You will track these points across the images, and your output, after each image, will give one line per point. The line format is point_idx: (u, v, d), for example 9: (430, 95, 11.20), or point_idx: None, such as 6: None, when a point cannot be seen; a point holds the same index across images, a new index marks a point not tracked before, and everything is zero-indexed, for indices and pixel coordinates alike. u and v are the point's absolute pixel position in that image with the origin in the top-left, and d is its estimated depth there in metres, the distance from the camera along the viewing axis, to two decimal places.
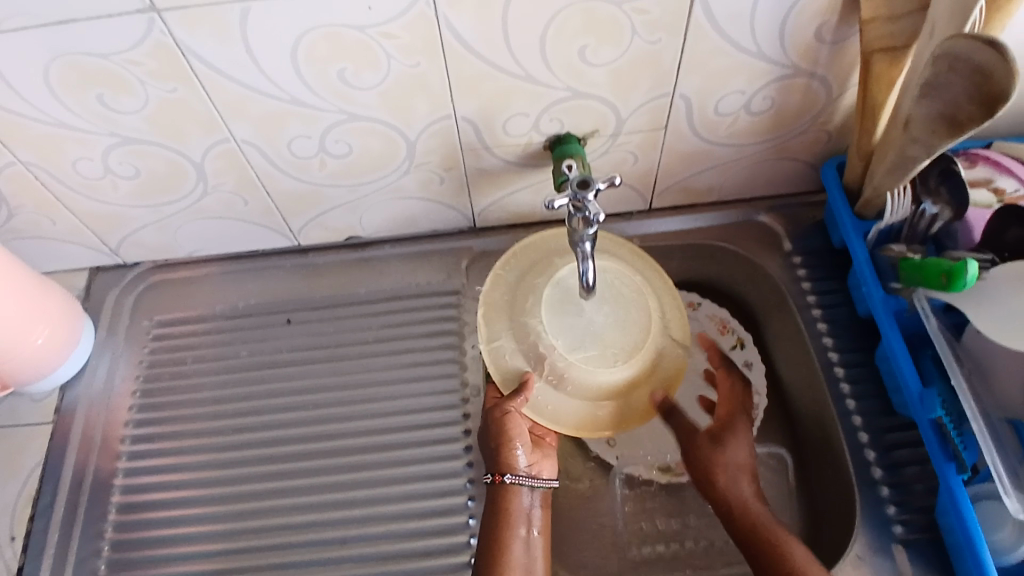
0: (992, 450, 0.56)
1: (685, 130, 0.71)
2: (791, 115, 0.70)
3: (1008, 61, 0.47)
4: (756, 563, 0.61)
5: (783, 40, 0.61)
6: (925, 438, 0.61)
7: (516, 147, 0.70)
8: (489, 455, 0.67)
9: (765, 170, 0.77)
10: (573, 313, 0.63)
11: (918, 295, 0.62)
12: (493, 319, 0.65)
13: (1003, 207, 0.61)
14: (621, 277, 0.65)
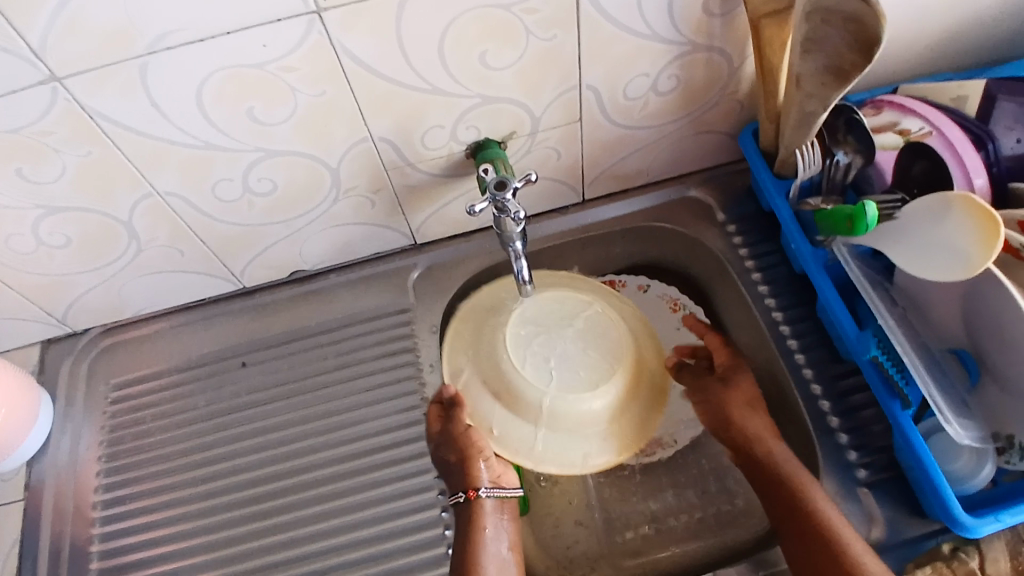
0: (931, 378, 0.58)
1: (600, 118, 0.72)
2: (699, 89, 0.72)
3: (873, 7, 0.50)
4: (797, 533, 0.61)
5: (674, 18, 0.63)
6: (871, 380, 0.62)
7: (438, 159, 0.71)
8: (457, 473, 0.70)
9: (686, 146, 0.79)
10: (546, 347, 0.70)
11: (838, 242, 0.65)
12: (460, 361, 0.74)
13: (910, 144, 0.64)
14: (585, 310, 0.73)
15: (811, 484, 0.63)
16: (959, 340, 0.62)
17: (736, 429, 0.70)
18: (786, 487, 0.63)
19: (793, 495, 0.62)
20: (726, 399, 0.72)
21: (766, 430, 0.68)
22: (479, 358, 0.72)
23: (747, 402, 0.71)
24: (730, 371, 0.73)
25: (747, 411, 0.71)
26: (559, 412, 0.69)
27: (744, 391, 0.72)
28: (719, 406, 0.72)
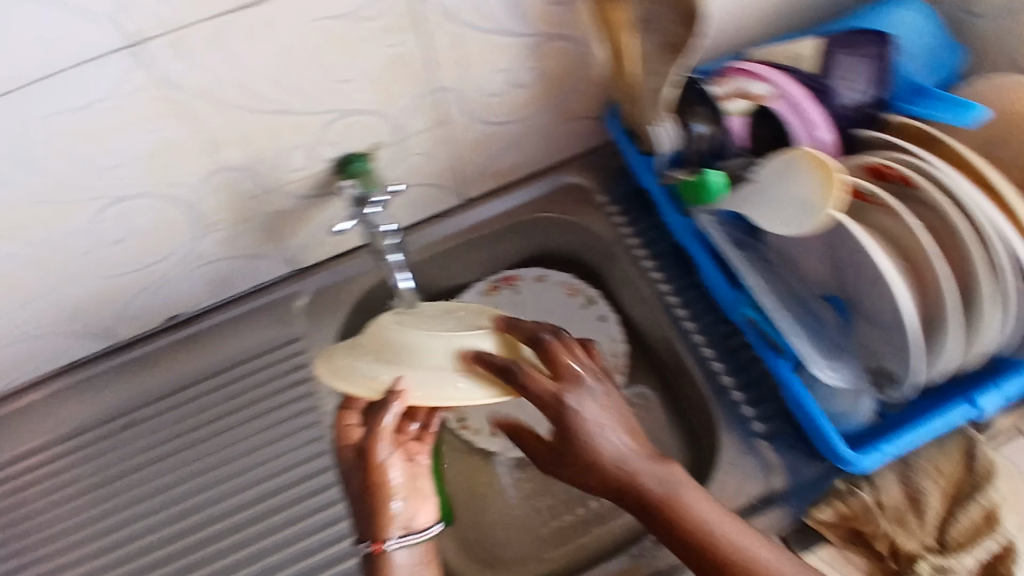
0: (797, 331, 0.63)
1: (463, 119, 0.71)
2: (556, 79, 0.72)
3: None
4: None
5: (516, 12, 0.63)
6: (749, 335, 0.66)
7: (302, 181, 0.69)
8: (362, 518, 0.58)
9: (556, 135, 0.79)
10: (414, 318, 0.58)
11: (699, 211, 0.68)
12: (349, 371, 0.54)
13: (756, 108, 0.66)
14: (443, 304, 0.62)
15: (741, 536, 0.52)
16: (831, 286, 0.63)
17: (609, 475, 0.53)
18: (719, 561, 0.52)
19: (726, 565, 0.51)
20: (590, 440, 0.52)
21: (678, 480, 0.53)
22: (339, 364, 0.55)
23: (614, 443, 0.52)
24: (571, 385, 0.52)
25: (613, 458, 0.52)
26: (443, 371, 0.52)
27: (591, 403, 0.52)
28: (584, 451, 0.52)
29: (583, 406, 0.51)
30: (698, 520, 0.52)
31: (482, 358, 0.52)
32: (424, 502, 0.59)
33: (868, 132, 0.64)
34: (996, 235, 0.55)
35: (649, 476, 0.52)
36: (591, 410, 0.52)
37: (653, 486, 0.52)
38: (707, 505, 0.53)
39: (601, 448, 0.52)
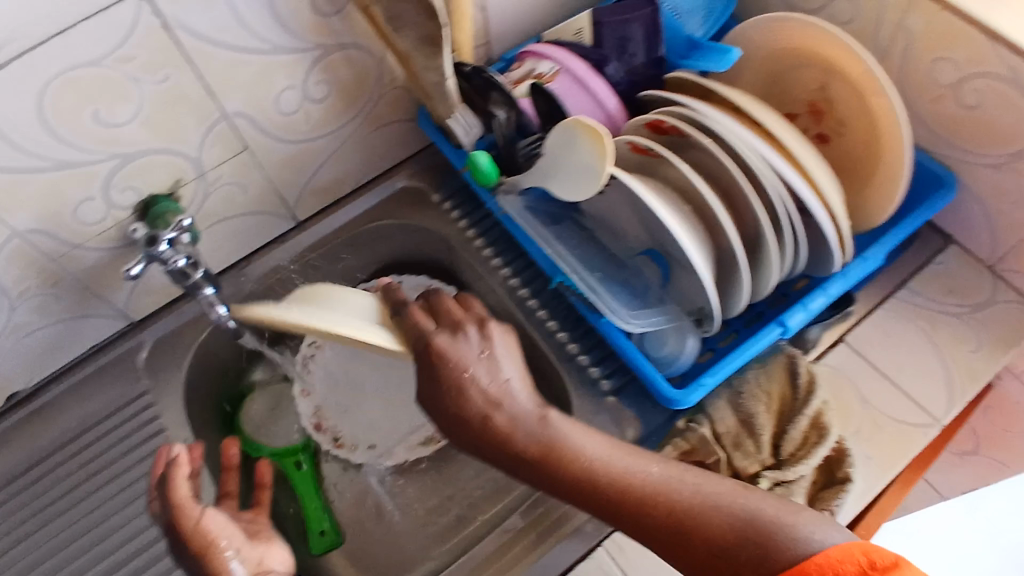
0: (603, 291, 0.66)
1: (268, 141, 0.71)
2: (353, 88, 0.73)
3: None
4: (622, 516, 0.52)
5: (286, 28, 0.63)
6: (580, 302, 0.68)
7: (109, 233, 0.67)
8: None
9: (375, 142, 0.80)
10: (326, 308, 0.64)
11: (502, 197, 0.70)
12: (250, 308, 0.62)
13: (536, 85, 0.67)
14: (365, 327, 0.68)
15: (625, 460, 0.54)
16: (647, 242, 0.67)
17: (482, 429, 0.55)
18: (608, 488, 0.53)
19: (622, 494, 0.52)
20: (458, 388, 0.56)
21: (554, 421, 0.55)
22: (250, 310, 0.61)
23: (485, 393, 0.56)
24: (452, 331, 0.58)
25: (481, 408, 0.56)
26: (348, 309, 0.57)
27: (456, 351, 0.57)
28: (458, 405, 0.56)
29: (453, 349, 0.57)
30: (580, 453, 0.54)
31: (390, 290, 0.62)
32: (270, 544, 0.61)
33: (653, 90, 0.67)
34: (764, 163, 0.59)
35: (523, 420, 0.55)
36: (457, 355, 0.57)
37: (528, 430, 0.55)
38: (588, 437, 0.55)
39: (472, 400, 0.56)
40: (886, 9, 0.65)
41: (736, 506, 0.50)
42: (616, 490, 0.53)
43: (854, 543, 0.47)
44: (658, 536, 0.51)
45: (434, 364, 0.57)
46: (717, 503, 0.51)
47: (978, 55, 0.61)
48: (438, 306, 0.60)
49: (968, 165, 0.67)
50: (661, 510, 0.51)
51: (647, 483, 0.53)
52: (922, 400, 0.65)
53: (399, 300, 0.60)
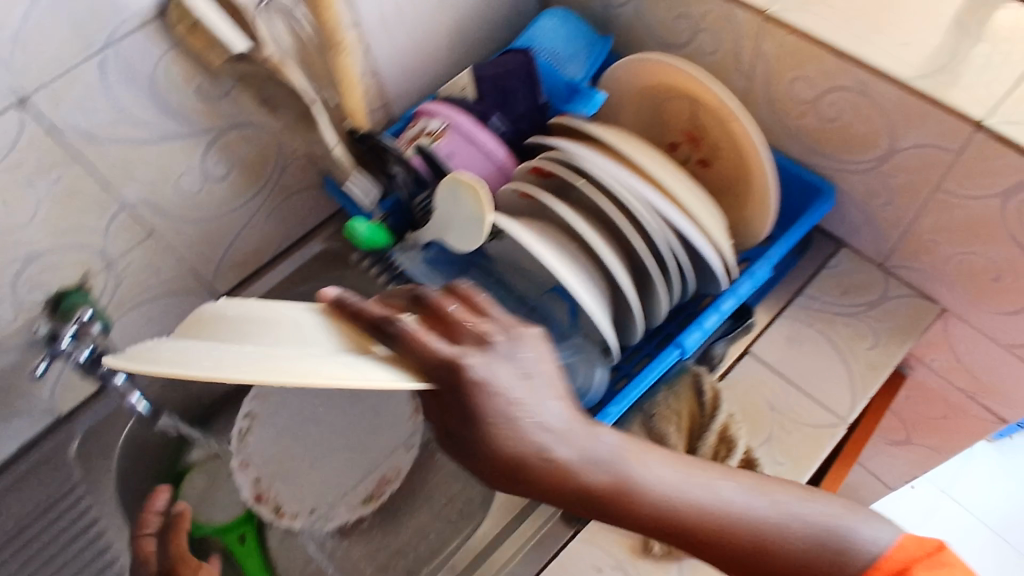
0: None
1: (174, 224, 0.73)
2: (254, 164, 0.75)
3: None
4: (691, 541, 0.46)
5: (174, 115, 0.66)
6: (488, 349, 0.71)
7: (22, 332, 0.68)
8: None
9: (286, 211, 0.83)
10: (255, 323, 0.47)
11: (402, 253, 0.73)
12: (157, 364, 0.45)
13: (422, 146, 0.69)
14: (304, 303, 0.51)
15: (697, 483, 0.47)
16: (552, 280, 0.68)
17: (541, 470, 0.43)
18: (687, 525, 0.46)
19: (696, 520, 0.45)
20: (510, 423, 0.42)
21: (610, 454, 0.45)
22: (158, 350, 0.47)
23: (531, 427, 0.42)
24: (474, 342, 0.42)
25: (536, 452, 0.43)
26: (304, 349, 0.44)
27: (501, 379, 0.42)
28: (502, 450, 0.42)
29: (491, 373, 0.41)
30: (648, 488, 0.46)
31: (355, 308, 0.45)
32: None
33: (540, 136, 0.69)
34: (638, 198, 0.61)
35: (581, 459, 0.44)
36: (488, 389, 0.41)
37: (589, 471, 0.44)
38: (650, 460, 0.47)
39: (524, 437, 0.42)
40: (743, 37, 0.69)
41: (831, 531, 0.46)
42: (700, 527, 0.46)
43: (913, 538, 0.47)
44: (750, 568, 0.46)
45: (468, 397, 0.41)
46: (804, 527, 0.46)
47: (827, 72, 0.65)
48: (435, 315, 0.44)
49: (841, 172, 0.71)
50: (743, 540, 0.45)
51: (733, 515, 0.46)
52: (828, 400, 0.68)
53: (371, 313, 0.44)
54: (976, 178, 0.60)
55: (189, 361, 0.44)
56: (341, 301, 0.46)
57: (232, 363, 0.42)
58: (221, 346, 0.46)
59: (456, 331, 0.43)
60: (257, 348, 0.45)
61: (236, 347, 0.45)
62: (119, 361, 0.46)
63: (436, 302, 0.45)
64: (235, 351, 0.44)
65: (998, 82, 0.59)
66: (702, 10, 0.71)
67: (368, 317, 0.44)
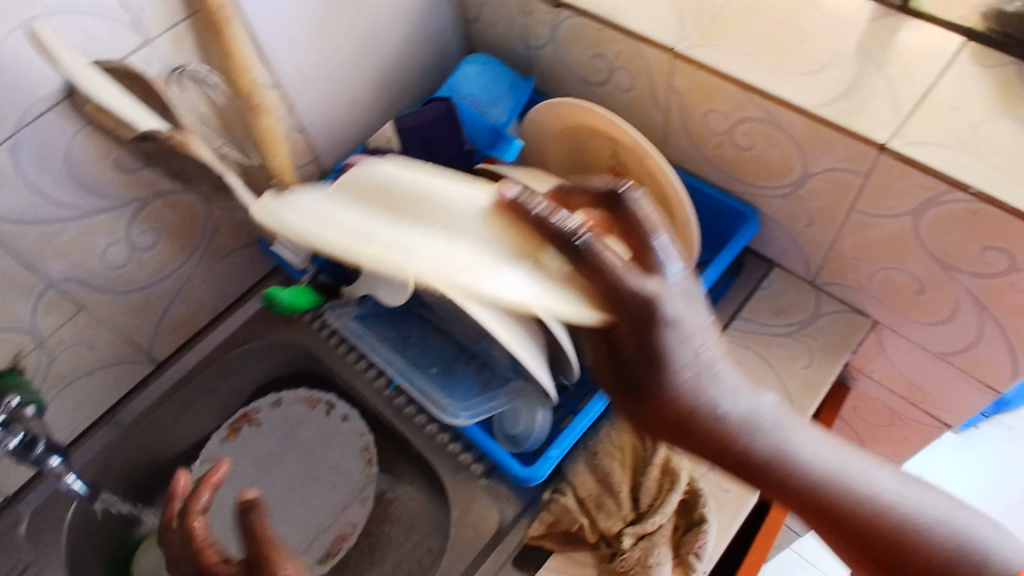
0: (435, 391, 0.68)
1: (106, 296, 0.73)
2: (183, 229, 0.75)
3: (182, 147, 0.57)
4: (831, 521, 0.51)
5: (94, 191, 0.66)
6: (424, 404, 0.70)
7: None
8: None
9: (222, 271, 0.83)
10: (426, 210, 0.52)
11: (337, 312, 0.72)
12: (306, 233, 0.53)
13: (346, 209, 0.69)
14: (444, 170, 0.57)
15: (848, 472, 0.51)
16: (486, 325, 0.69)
17: (708, 427, 0.50)
18: (820, 495, 0.51)
19: (837, 505, 0.51)
20: (695, 377, 0.50)
21: (761, 419, 0.51)
22: (377, 170, 0.57)
23: (719, 356, 0.51)
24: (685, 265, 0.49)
25: (711, 407, 0.50)
26: (447, 252, 0.49)
27: (682, 328, 0.48)
28: (676, 399, 0.49)
29: (678, 312, 0.47)
30: (797, 454, 0.51)
31: (540, 218, 0.46)
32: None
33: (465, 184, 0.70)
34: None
35: (746, 415, 0.51)
36: (691, 295, 0.48)
37: (750, 434, 0.51)
38: (792, 420, 0.53)
39: (706, 383, 0.50)
40: (656, 74, 0.71)
41: (951, 527, 0.50)
42: (833, 497, 0.51)
43: None
44: (872, 544, 0.50)
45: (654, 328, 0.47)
46: (940, 533, 0.50)
47: (736, 104, 0.66)
48: (627, 220, 0.48)
49: (762, 197, 0.73)
50: (882, 534, 0.50)
51: (862, 492, 0.51)
52: None
53: (560, 227, 0.45)
54: (886, 198, 0.61)
55: (329, 223, 0.53)
56: (517, 200, 0.47)
57: (417, 245, 0.50)
58: (410, 224, 0.52)
59: (643, 258, 0.48)
60: (428, 229, 0.52)
61: (405, 226, 0.51)
62: (278, 219, 0.54)
63: (634, 199, 0.48)
64: (400, 234, 0.51)
65: (897, 104, 0.60)
66: (615, 50, 0.73)
67: (553, 230, 0.45)
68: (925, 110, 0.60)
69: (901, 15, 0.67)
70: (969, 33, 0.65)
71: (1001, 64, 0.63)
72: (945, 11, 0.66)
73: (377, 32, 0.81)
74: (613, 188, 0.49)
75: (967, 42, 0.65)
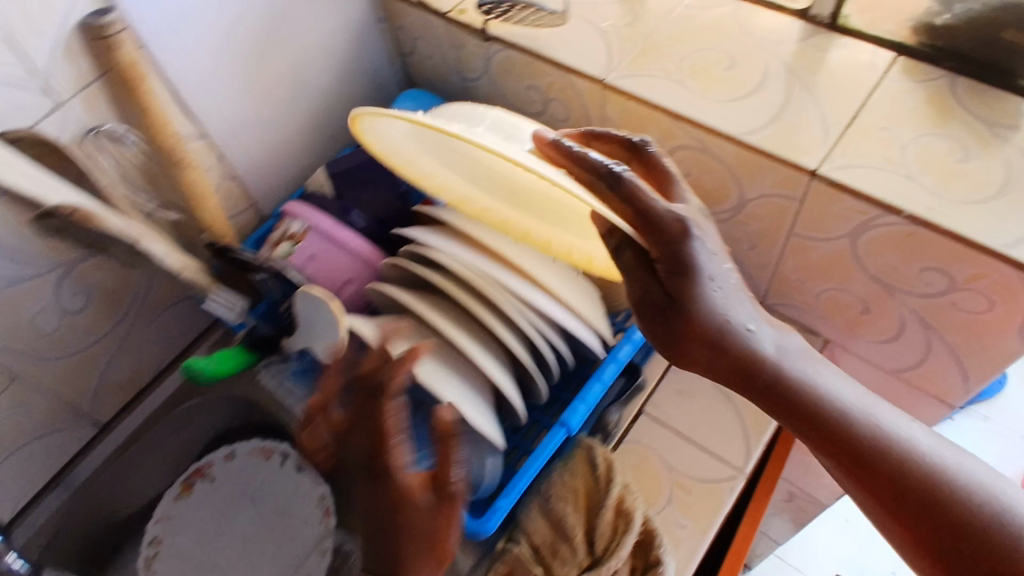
0: None
1: (38, 365, 0.71)
2: (115, 288, 0.73)
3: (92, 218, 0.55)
4: (867, 469, 0.50)
5: (13, 260, 0.63)
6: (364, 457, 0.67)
7: None
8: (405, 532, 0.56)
9: (162, 325, 0.81)
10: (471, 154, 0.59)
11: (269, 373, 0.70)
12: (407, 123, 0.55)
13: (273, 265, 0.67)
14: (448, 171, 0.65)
15: (887, 420, 0.51)
16: None
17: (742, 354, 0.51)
18: (852, 434, 0.50)
19: (875, 450, 0.50)
20: (715, 313, 0.50)
21: (797, 355, 0.53)
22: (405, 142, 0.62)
23: (737, 301, 0.52)
24: (697, 221, 0.50)
25: (741, 329, 0.51)
26: (513, 154, 0.55)
27: (705, 265, 0.50)
28: (708, 322, 0.51)
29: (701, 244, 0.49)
30: (829, 395, 0.51)
31: (576, 153, 0.50)
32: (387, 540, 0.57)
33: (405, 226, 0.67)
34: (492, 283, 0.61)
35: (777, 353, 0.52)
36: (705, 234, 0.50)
37: (785, 362, 0.52)
38: (824, 370, 0.53)
39: (728, 317, 0.51)
40: (588, 104, 0.71)
41: (987, 489, 0.49)
42: (865, 437, 0.50)
43: None
44: (904, 495, 0.49)
45: (677, 250, 0.49)
46: (977, 492, 0.48)
47: (669, 132, 0.65)
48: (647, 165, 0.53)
49: None
50: (918, 482, 0.49)
51: (891, 438, 0.50)
52: (724, 452, 0.68)
53: (596, 161, 0.49)
54: (822, 222, 0.60)
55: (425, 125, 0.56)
56: (558, 143, 0.51)
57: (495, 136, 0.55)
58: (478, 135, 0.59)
59: (665, 194, 0.52)
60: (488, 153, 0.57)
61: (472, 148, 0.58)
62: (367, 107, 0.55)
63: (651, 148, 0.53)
64: (486, 138, 0.57)
65: (826, 127, 0.59)
66: (548, 82, 0.72)
67: (586, 163, 0.50)
68: (855, 131, 0.59)
69: (829, 33, 0.65)
70: (898, 48, 0.63)
71: (933, 79, 0.61)
72: (872, 26, 0.64)
73: (307, 74, 0.79)
74: (631, 139, 0.54)
75: (897, 58, 0.63)
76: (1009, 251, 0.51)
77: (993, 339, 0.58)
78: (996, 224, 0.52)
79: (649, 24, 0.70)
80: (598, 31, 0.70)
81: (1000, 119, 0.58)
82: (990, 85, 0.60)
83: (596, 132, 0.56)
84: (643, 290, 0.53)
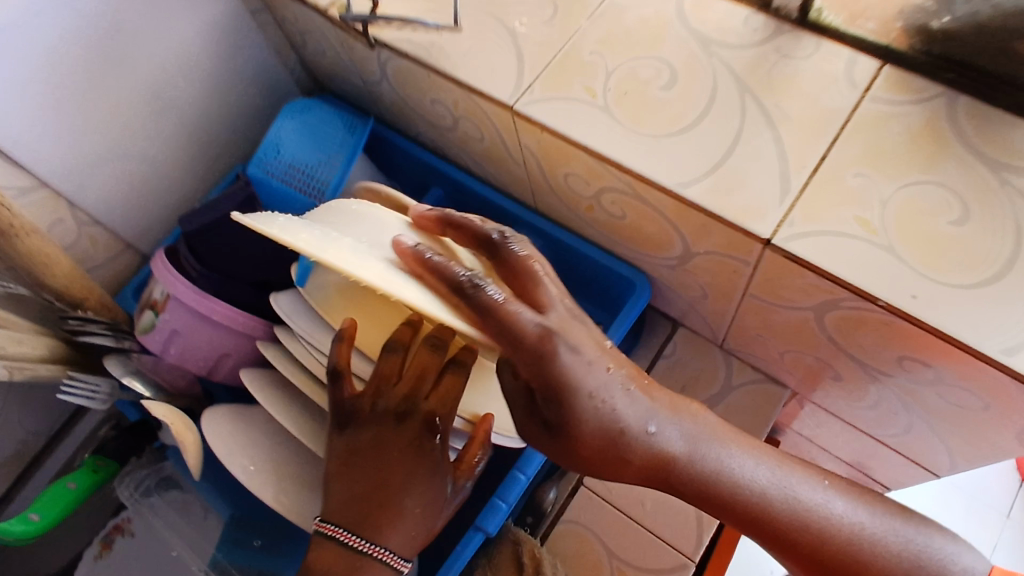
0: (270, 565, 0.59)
1: None
2: None
3: None
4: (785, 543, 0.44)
5: None
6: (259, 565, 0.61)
7: None
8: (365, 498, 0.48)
9: (44, 392, 0.71)
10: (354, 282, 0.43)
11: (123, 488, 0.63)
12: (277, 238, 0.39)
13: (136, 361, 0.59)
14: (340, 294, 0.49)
15: (801, 488, 0.45)
16: None
17: (643, 455, 0.43)
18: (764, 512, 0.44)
19: (792, 524, 0.44)
20: (599, 410, 0.41)
21: (713, 442, 0.45)
22: None
23: (630, 398, 0.43)
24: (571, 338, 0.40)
25: (638, 433, 0.43)
26: (360, 260, 0.39)
27: (583, 377, 0.40)
28: (592, 434, 0.41)
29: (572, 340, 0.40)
30: (747, 480, 0.44)
31: (438, 266, 0.39)
32: (348, 495, 0.48)
33: (280, 293, 0.55)
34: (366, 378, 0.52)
35: (688, 447, 0.44)
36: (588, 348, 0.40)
37: (699, 453, 0.44)
38: (746, 456, 0.45)
39: (621, 419, 0.42)
40: (500, 127, 0.57)
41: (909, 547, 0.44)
42: (791, 525, 0.44)
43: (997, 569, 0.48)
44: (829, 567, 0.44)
45: (551, 365, 0.39)
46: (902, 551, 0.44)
47: (594, 171, 0.52)
48: (508, 268, 0.42)
49: (650, 265, 0.60)
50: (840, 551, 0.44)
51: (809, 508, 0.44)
52: (673, 537, 0.59)
53: (457, 275, 0.39)
54: (782, 292, 0.48)
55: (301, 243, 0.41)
56: (418, 253, 0.40)
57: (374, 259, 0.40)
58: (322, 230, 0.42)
59: (530, 297, 0.41)
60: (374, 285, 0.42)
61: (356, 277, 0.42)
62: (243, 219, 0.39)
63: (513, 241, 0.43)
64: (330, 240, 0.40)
65: (787, 174, 0.46)
66: (451, 98, 0.58)
67: (449, 278, 0.39)
68: (822, 179, 0.45)
69: (796, 31, 0.50)
70: (884, 55, 0.48)
71: (929, 96, 0.46)
72: (851, 24, 0.49)
73: (168, 90, 0.65)
74: (489, 234, 0.43)
75: (881, 67, 0.48)
76: (1010, 359, 0.39)
77: (988, 431, 0.47)
78: (993, 317, 0.40)
79: (571, 21, 0.55)
80: (508, 34, 0.55)
81: (1011, 157, 0.44)
82: (999, 107, 0.45)
83: (457, 221, 0.45)
84: (518, 401, 0.43)
